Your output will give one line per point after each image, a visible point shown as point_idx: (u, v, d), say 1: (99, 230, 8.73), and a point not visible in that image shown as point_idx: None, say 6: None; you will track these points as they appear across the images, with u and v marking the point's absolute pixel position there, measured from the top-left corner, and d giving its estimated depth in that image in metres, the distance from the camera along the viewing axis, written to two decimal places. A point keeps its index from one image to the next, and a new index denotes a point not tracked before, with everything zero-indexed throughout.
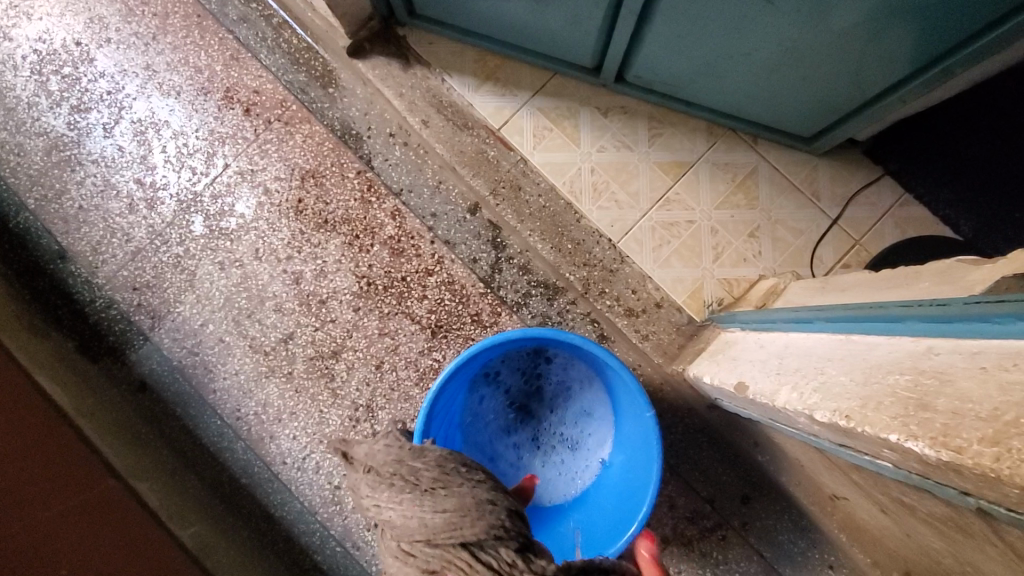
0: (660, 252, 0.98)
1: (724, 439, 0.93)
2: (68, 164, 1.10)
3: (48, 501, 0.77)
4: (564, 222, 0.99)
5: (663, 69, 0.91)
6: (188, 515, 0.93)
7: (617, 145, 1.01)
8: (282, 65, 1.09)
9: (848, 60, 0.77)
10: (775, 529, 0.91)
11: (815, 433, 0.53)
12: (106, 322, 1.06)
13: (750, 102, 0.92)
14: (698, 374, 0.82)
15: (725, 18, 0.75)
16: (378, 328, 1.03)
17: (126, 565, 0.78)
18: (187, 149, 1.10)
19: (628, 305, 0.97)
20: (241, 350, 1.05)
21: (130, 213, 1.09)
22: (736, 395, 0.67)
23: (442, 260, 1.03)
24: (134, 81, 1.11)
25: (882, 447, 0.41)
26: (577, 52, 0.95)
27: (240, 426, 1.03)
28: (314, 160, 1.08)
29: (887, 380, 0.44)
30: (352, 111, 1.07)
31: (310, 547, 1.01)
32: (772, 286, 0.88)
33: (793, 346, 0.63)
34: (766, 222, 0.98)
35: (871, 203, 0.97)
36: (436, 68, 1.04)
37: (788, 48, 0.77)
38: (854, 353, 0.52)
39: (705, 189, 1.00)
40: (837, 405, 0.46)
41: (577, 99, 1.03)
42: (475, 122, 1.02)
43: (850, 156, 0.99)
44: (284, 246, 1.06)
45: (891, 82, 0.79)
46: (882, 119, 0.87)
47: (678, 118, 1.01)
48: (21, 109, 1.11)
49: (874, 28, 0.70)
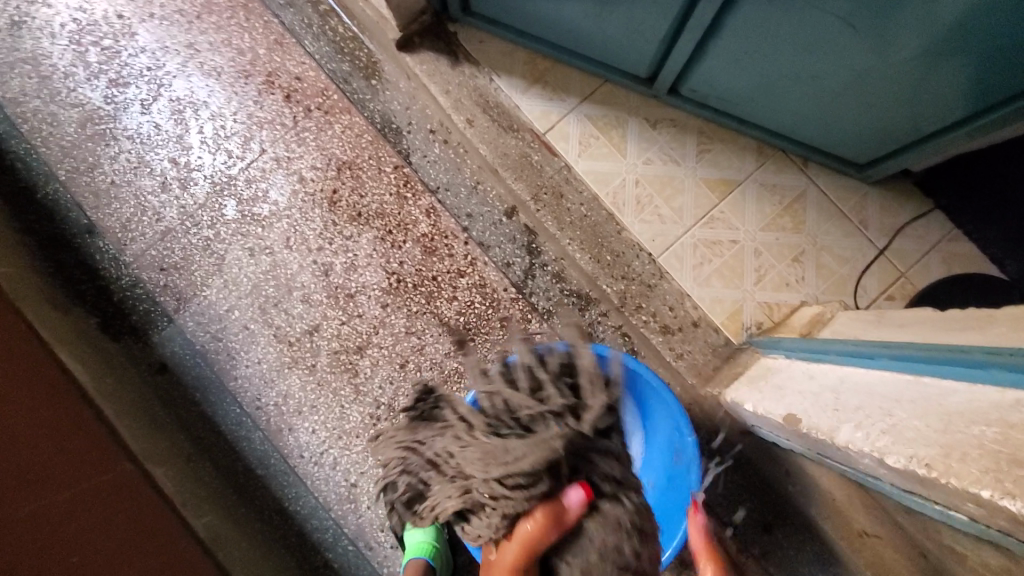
0: (700, 270, 0.96)
1: (753, 465, 0.90)
2: (102, 138, 1.09)
3: (65, 483, 0.75)
4: (604, 233, 0.97)
5: (720, 85, 0.89)
6: (203, 504, 0.91)
7: (664, 158, 1.00)
8: (326, 53, 1.08)
9: (916, 90, 0.75)
10: (797, 560, 0.88)
11: (878, 475, 0.50)
12: (130, 301, 1.05)
13: (806, 126, 0.90)
14: (736, 400, 0.79)
15: (798, 39, 0.73)
16: (405, 327, 1.01)
17: (140, 555, 0.76)
18: (223, 132, 1.08)
19: (664, 322, 0.95)
20: (265, 339, 1.03)
21: (162, 192, 1.08)
22: (783, 426, 0.65)
23: (475, 262, 1.02)
24: (174, 58, 1.10)
25: (965, 501, 0.39)
26: (632, 61, 0.93)
27: (259, 415, 1.02)
28: (352, 152, 1.06)
29: (972, 431, 0.42)
30: (394, 104, 1.05)
31: (321, 544, 0.99)
32: (815, 314, 0.87)
33: (852, 382, 0.62)
34: (811, 248, 0.96)
35: (919, 236, 0.96)
36: (484, 67, 1.02)
37: (856, 74, 0.76)
38: (927, 398, 0.50)
39: (751, 210, 0.98)
40: (914, 451, 0.45)
41: (626, 109, 1.01)
42: (521, 125, 1.01)
43: (900, 187, 0.97)
44: (315, 237, 1.05)
45: (959, 115, 0.77)
46: (941, 152, 0.86)
47: (728, 135, 1.00)
48: (57, 78, 1.10)
49: (951, 57, 0.68)
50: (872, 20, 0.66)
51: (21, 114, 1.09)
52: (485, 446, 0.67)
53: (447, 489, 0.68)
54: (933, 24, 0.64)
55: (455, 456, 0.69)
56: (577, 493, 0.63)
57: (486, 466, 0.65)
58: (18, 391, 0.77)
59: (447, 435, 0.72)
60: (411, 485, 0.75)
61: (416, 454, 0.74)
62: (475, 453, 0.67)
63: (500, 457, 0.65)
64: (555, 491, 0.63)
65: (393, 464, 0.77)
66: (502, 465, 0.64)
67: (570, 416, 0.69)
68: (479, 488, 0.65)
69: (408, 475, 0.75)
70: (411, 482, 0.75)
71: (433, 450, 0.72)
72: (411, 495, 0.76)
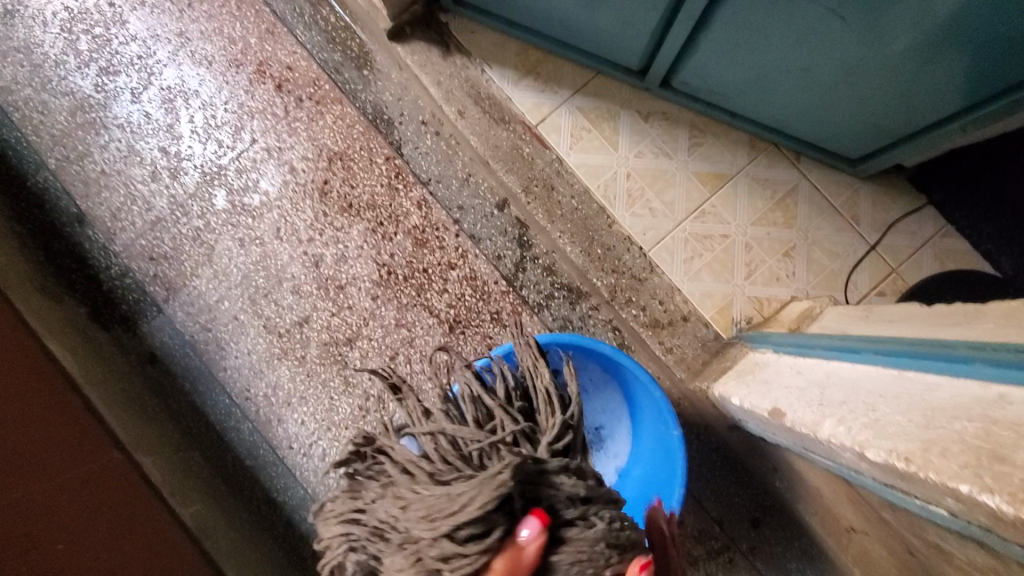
0: (691, 264, 0.96)
1: (741, 460, 0.90)
2: (92, 126, 1.08)
3: (51, 470, 0.75)
4: (595, 226, 0.97)
5: (713, 77, 0.88)
6: (190, 493, 0.90)
7: (655, 152, 0.99)
8: (318, 42, 1.07)
9: (910, 83, 0.74)
10: (784, 555, 0.88)
11: (860, 469, 0.50)
12: (119, 290, 1.05)
13: (799, 119, 0.90)
14: (724, 394, 0.79)
15: (791, 31, 0.73)
16: (395, 319, 1.01)
17: (126, 544, 0.76)
18: (214, 121, 1.07)
19: (654, 316, 0.94)
20: (255, 330, 1.03)
21: (152, 181, 1.07)
22: (769, 420, 0.65)
23: (466, 255, 1.01)
24: (165, 47, 1.09)
25: (945, 495, 0.38)
26: (625, 54, 0.92)
27: (248, 406, 1.02)
28: (343, 142, 1.05)
29: (952, 425, 0.42)
30: (386, 95, 1.05)
31: (310, 535, 0.99)
32: (805, 309, 0.86)
33: (838, 376, 0.61)
34: (802, 242, 0.96)
35: (911, 232, 0.95)
36: (476, 58, 1.01)
37: (849, 67, 0.75)
38: (911, 393, 0.50)
39: (742, 204, 0.97)
40: (894, 446, 0.44)
41: (619, 101, 1.00)
42: (513, 117, 1.00)
43: (893, 182, 0.97)
44: (306, 228, 1.04)
45: (953, 109, 0.77)
46: (934, 148, 0.85)
47: (721, 129, 0.99)
48: (48, 66, 1.09)
49: (944, 50, 0.67)
50: (865, 12, 0.65)
51: (11, 102, 1.08)
52: (430, 501, 0.52)
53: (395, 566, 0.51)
54: (927, 16, 0.63)
55: (402, 522, 0.52)
56: (531, 526, 0.51)
57: (437, 526, 0.50)
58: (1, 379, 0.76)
59: (389, 496, 0.55)
60: (359, 564, 0.57)
61: (359, 524, 0.57)
62: (420, 510, 0.52)
63: (449, 508, 0.50)
64: (511, 529, 0.51)
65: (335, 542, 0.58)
66: (451, 516, 0.50)
67: (524, 442, 0.61)
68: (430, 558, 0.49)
69: (356, 554, 0.57)
70: (360, 561, 0.57)
71: (376, 519, 0.55)
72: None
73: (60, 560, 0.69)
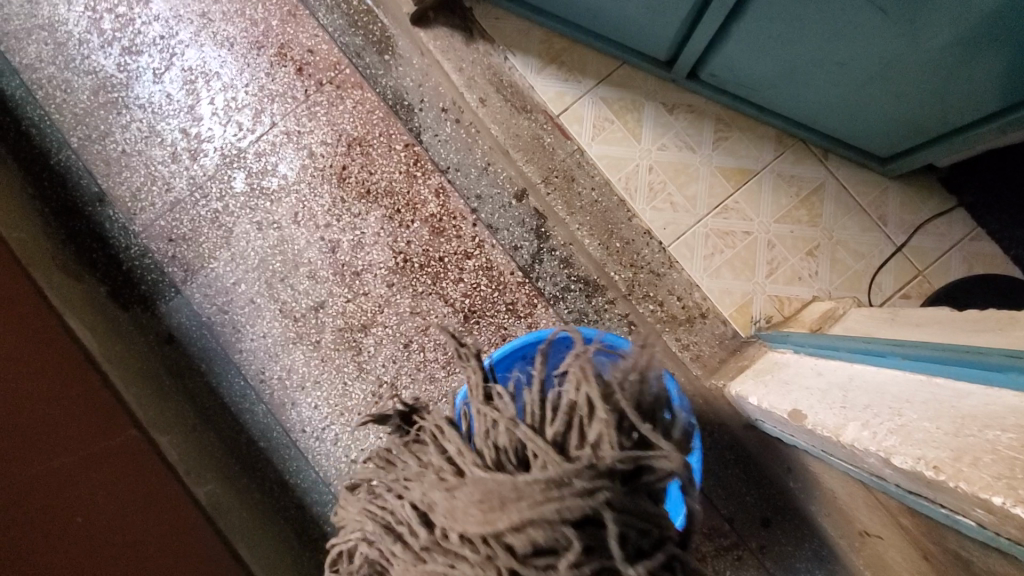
0: (712, 261, 0.95)
1: (756, 460, 0.89)
2: (114, 106, 1.09)
3: (72, 445, 0.76)
4: (615, 220, 0.96)
5: (742, 69, 0.86)
6: (205, 473, 0.92)
7: (679, 145, 0.97)
8: (339, 26, 1.06)
9: (948, 81, 0.72)
10: (793, 556, 0.87)
11: (884, 476, 0.49)
12: (138, 270, 1.05)
13: (829, 116, 0.87)
14: (741, 394, 0.78)
15: (827, 24, 0.70)
16: (410, 306, 1.01)
17: (142, 519, 0.78)
18: (234, 104, 1.07)
19: (671, 312, 0.93)
20: (271, 314, 1.04)
21: (173, 162, 1.07)
22: (788, 422, 0.64)
23: (482, 244, 1.01)
24: (188, 28, 1.09)
25: (974, 506, 0.37)
26: (652, 44, 0.90)
27: (262, 388, 1.02)
28: (363, 128, 1.05)
29: (984, 434, 0.41)
30: (407, 81, 1.04)
31: (320, 518, 0.99)
32: (828, 310, 0.85)
33: (862, 380, 0.60)
34: (827, 242, 0.94)
35: (940, 233, 0.93)
36: (499, 46, 1.00)
37: (885, 62, 0.73)
38: (940, 400, 0.49)
39: (766, 200, 0.95)
40: (923, 453, 0.43)
41: (643, 93, 0.98)
42: (534, 105, 0.99)
43: (923, 181, 0.94)
44: (324, 212, 1.04)
45: (993, 107, 0.75)
46: (968, 148, 0.83)
47: (747, 123, 0.97)
48: (72, 45, 1.09)
49: (988, 44, 0.65)
50: (908, 4, 0.63)
51: (35, 81, 1.09)
52: (487, 485, 0.51)
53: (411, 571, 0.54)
54: (974, 9, 0.61)
55: (438, 505, 0.52)
56: None
57: (497, 523, 0.49)
58: (15, 354, 0.76)
59: (428, 476, 0.55)
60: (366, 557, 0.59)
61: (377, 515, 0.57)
62: (473, 494, 0.51)
63: (512, 497, 0.50)
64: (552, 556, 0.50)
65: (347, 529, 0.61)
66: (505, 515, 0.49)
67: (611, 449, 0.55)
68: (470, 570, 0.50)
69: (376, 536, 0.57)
70: (375, 548, 0.57)
71: (400, 509, 0.56)
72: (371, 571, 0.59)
73: (78, 533, 0.71)
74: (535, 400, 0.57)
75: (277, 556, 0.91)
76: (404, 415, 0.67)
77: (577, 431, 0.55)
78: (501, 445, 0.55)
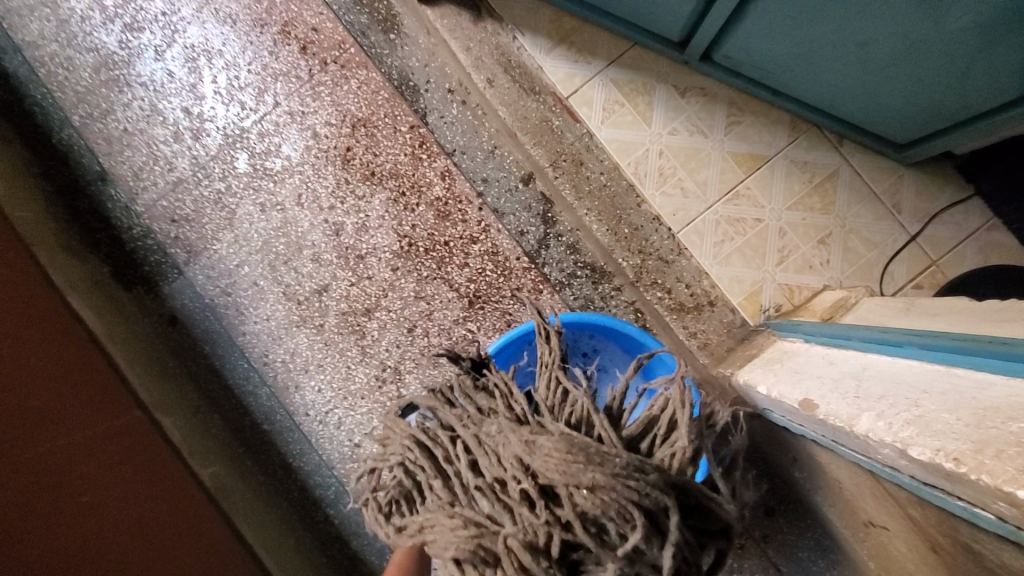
0: (721, 247, 0.93)
1: (761, 450, 0.88)
2: (116, 84, 1.07)
3: (76, 425, 0.75)
4: (624, 205, 0.94)
5: (757, 50, 0.84)
6: (208, 455, 0.92)
7: (691, 130, 0.95)
8: (343, 4, 1.04)
9: (973, 64, 0.70)
10: (796, 545, 0.90)
11: (899, 468, 0.48)
12: (141, 251, 1.05)
13: (846, 99, 0.85)
14: (749, 382, 0.77)
15: (847, 4, 0.68)
16: (414, 291, 1.00)
17: (146, 500, 0.77)
18: (237, 83, 1.05)
19: (679, 299, 0.92)
20: (274, 297, 1.03)
21: (175, 142, 1.06)
22: (798, 411, 0.63)
23: (488, 229, 0.99)
24: (190, 4, 1.06)
25: (996, 499, 0.36)
26: (666, 24, 0.88)
27: (266, 371, 1.02)
28: (367, 109, 1.03)
29: (1007, 426, 0.39)
30: (413, 61, 1.02)
31: (323, 501, 0.99)
32: (839, 299, 0.83)
33: (876, 370, 0.59)
34: (839, 230, 0.92)
35: (956, 223, 0.91)
36: (509, 25, 0.98)
37: (907, 44, 0.70)
38: (959, 391, 0.48)
39: (778, 186, 0.94)
40: (942, 445, 0.42)
41: (654, 75, 0.96)
42: (543, 87, 0.96)
43: (940, 170, 0.92)
44: (327, 194, 1.03)
45: (1019, 92, 0.72)
46: (990, 134, 0.81)
47: (760, 107, 0.95)
48: (74, 22, 1.07)
49: (1017, 23, 0.62)
50: None
51: (36, 58, 1.07)
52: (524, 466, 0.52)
53: (445, 510, 0.55)
54: None
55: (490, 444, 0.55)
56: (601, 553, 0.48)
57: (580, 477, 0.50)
58: (18, 331, 0.76)
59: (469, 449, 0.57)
60: (400, 481, 0.60)
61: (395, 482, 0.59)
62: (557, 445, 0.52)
63: (593, 463, 0.51)
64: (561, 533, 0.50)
65: (386, 450, 0.63)
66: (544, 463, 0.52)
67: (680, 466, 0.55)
68: (514, 530, 0.51)
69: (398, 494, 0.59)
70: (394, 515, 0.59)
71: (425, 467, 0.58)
72: (397, 498, 0.60)
73: (85, 512, 0.70)
74: (615, 399, 0.61)
75: (279, 538, 0.92)
76: (475, 364, 0.68)
77: (651, 441, 0.57)
78: (572, 421, 0.58)
